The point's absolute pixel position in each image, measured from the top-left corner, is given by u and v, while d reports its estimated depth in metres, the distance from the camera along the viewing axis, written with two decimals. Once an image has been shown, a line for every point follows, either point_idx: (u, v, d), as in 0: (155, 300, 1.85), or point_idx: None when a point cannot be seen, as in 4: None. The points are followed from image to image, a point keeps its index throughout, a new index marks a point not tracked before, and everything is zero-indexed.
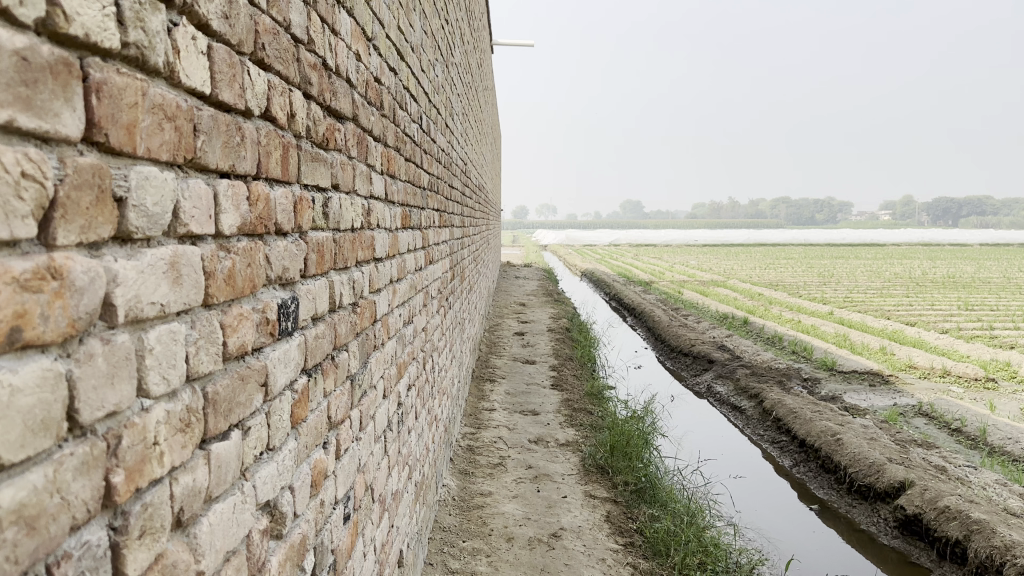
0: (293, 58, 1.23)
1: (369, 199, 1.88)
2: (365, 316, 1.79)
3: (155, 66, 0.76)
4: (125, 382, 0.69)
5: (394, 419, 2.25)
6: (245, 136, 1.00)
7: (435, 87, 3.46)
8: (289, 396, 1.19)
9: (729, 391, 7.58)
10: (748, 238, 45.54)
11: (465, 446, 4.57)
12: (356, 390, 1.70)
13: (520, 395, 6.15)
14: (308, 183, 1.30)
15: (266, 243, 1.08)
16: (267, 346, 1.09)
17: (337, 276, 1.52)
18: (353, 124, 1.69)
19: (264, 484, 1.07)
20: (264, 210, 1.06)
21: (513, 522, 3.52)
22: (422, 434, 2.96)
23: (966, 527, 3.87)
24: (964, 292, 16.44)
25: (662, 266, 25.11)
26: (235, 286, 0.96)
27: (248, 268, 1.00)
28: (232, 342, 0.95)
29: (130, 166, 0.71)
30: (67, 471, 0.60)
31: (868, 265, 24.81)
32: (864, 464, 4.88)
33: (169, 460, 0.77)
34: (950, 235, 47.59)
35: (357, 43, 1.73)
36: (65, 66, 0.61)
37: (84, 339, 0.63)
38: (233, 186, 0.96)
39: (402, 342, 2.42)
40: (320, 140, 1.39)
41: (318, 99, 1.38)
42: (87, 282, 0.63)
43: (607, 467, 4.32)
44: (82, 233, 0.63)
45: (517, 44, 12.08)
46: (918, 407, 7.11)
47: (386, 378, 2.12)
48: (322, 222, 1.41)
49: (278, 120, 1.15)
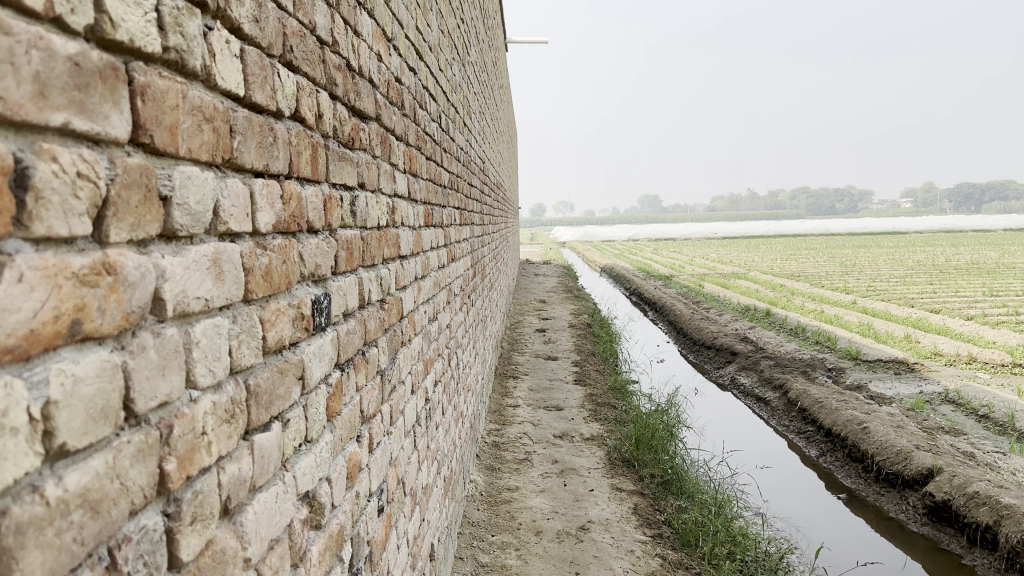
0: (319, 60, 1.25)
1: (394, 198, 1.91)
2: (393, 311, 1.82)
3: (193, 69, 0.78)
4: (175, 373, 0.72)
5: (422, 414, 2.27)
6: (277, 136, 1.03)
7: (453, 86, 3.49)
8: (324, 391, 1.21)
9: (753, 382, 7.54)
10: (768, 229, 45.20)
11: (490, 442, 4.59)
12: (386, 385, 1.73)
13: (544, 390, 6.17)
14: (336, 182, 1.33)
15: (299, 241, 1.11)
16: (303, 341, 1.11)
17: (365, 273, 1.54)
18: (376, 124, 1.71)
19: (304, 476, 1.10)
20: (296, 208, 1.09)
21: (541, 515, 3.54)
22: (449, 430, 2.99)
23: (996, 513, 3.84)
24: (989, 279, 16.24)
25: (682, 260, 25.02)
26: (272, 282, 0.98)
27: (283, 265, 1.03)
28: (270, 337, 0.97)
29: (173, 165, 0.74)
30: (124, 458, 0.63)
31: (889, 254, 24.61)
32: (892, 451, 4.85)
33: (216, 448, 0.80)
34: (974, 221, 46.95)
35: (379, 42, 1.76)
36: (113, 70, 0.64)
37: (137, 332, 0.66)
38: (268, 185, 0.98)
39: (427, 338, 2.44)
40: (346, 140, 1.42)
41: (344, 99, 1.41)
42: (138, 277, 0.66)
43: (633, 460, 4.33)
44: (132, 231, 0.66)
45: (529, 41, 11.98)
46: (944, 394, 7.04)
47: (413, 374, 2.14)
48: (351, 221, 1.43)
49: (306, 120, 1.17)
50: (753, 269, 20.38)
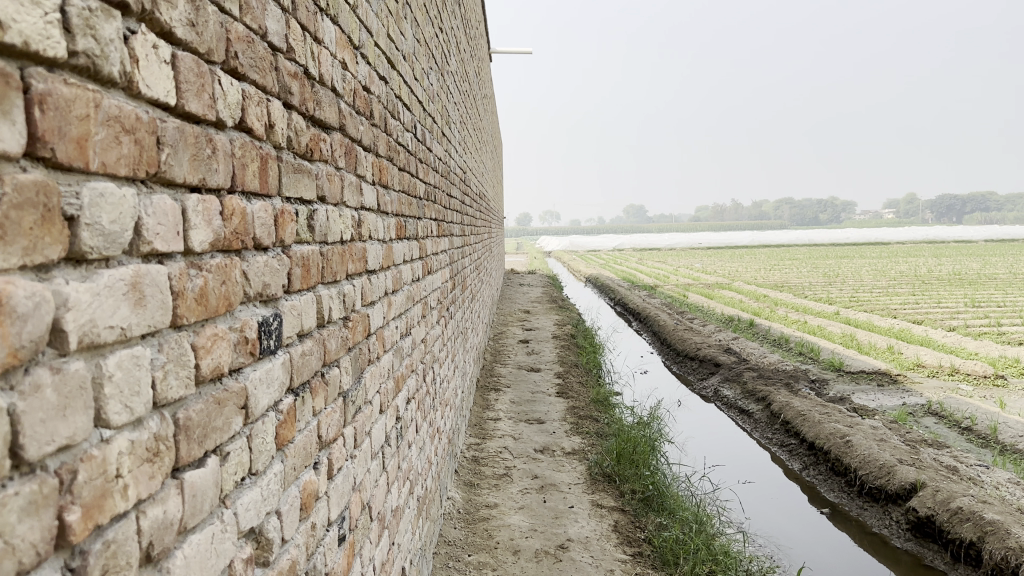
0: (271, 67, 1.19)
1: (360, 211, 1.84)
2: (358, 329, 1.74)
3: (108, 76, 0.71)
4: (80, 413, 0.65)
5: (392, 434, 2.19)
6: (217, 148, 0.96)
7: (430, 96, 3.43)
8: (273, 418, 1.14)
9: (736, 394, 7.50)
10: (753, 239, 45.38)
11: (469, 457, 4.51)
12: (349, 407, 1.65)
13: (526, 403, 6.10)
14: (290, 196, 1.26)
15: (243, 259, 1.04)
16: (247, 367, 1.04)
17: (325, 291, 1.47)
18: (340, 134, 1.64)
19: (247, 512, 1.03)
20: (240, 225, 1.02)
21: (519, 534, 3.46)
22: (423, 448, 2.91)
23: (980, 529, 3.80)
24: (971, 289, 16.33)
25: (667, 270, 25.03)
26: (208, 305, 0.91)
27: (223, 286, 0.96)
28: (205, 364, 0.90)
29: (82, 182, 0.67)
30: (10, 513, 0.55)
31: (872, 264, 24.74)
32: (875, 466, 4.82)
33: (135, 492, 0.73)
34: (957, 231, 47.36)
35: (343, 51, 1.69)
36: (2, 77, 0.56)
37: (30, 369, 0.59)
38: (204, 201, 0.92)
39: (399, 354, 2.37)
40: (304, 151, 1.35)
41: (300, 109, 1.34)
42: (31, 307, 0.59)
43: (614, 475, 4.26)
44: (25, 255, 0.59)
45: (513, 51, 11.96)
46: (927, 406, 7.03)
47: (382, 393, 2.07)
48: (308, 236, 1.36)
49: (254, 130, 1.10)
50: (737, 279, 20.41)
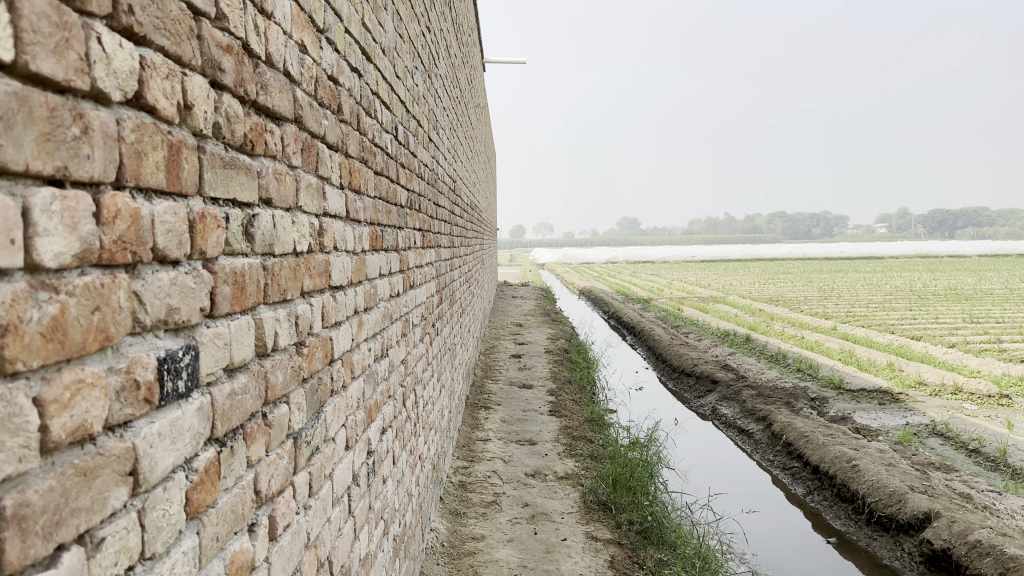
0: (189, 33, 0.93)
1: (322, 218, 1.58)
2: (315, 356, 1.48)
3: None
4: None
5: (362, 470, 1.94)
6: (90, 129, 0.71)
7: (415, 97, 3.19)
8: (181, 480, 0.88)
9: (736, 414, 7.25)
10: (747, 252, 45.28)
11: (456, 482, 4.24)
12: (302, 449, 1.39)
13: (517, 422, 5.83)
14: (217, 196, 1.01)
15: (135, 275, 0.79)
16: (138, 420, 0.79)
17: (270, 313, 1.21)
18: (294, 127, 1.39)
19: None
20: (129, 231, 0.77)
21: (507, 571, 3.19)
22: (402, 479, 2.66)
23: (1002, 565, 3.54)
24: (968, 305, 16.11)
25: (661, 283, 24.82)
26: (67, 340, 0.66)
27: (95, 315, 0.71)
28: (62, 424, 0.65)
29: None
30: None
31: (868, 279, 24.51)
32: (884, 493, 4.57)
33: None
34: (950, 247, 47.33)
35: (302, 30, 1.44)
36: None
37: None
38: (66, 199, 0.67)
39: (372, 380, 2.12)
40: (238, 143, 1.10)
41: (235, 90, 1.09)
42: None
43: (610, 504, 4.01)
44: None
45: (508, 62, 11.69)
46: (931, 427, 6.78)
47: (350, 426, 1.81)
48: (244, 246, 1.11)
49: (159, 110, 0.85)
50: (733, 293, 20.24)
